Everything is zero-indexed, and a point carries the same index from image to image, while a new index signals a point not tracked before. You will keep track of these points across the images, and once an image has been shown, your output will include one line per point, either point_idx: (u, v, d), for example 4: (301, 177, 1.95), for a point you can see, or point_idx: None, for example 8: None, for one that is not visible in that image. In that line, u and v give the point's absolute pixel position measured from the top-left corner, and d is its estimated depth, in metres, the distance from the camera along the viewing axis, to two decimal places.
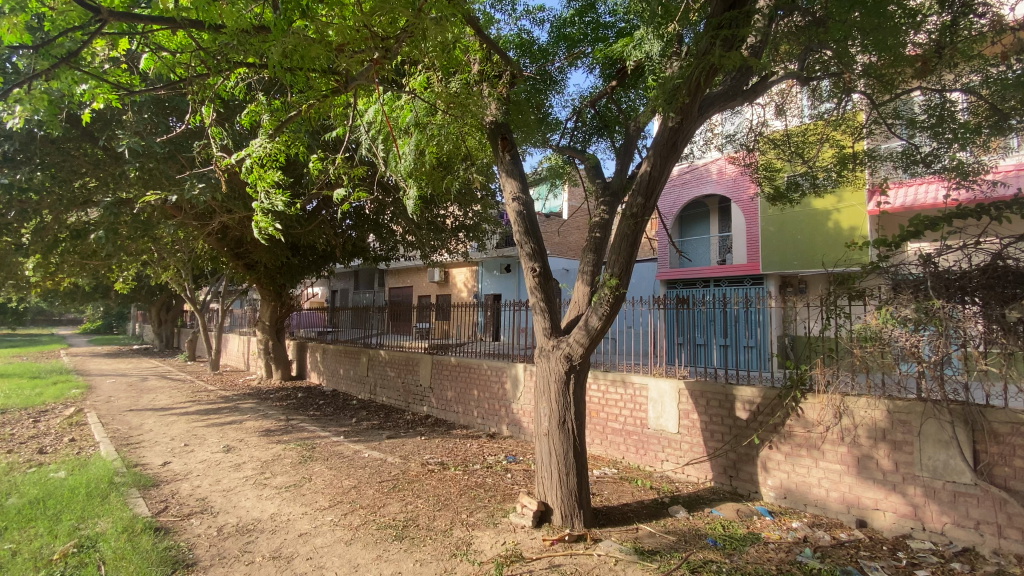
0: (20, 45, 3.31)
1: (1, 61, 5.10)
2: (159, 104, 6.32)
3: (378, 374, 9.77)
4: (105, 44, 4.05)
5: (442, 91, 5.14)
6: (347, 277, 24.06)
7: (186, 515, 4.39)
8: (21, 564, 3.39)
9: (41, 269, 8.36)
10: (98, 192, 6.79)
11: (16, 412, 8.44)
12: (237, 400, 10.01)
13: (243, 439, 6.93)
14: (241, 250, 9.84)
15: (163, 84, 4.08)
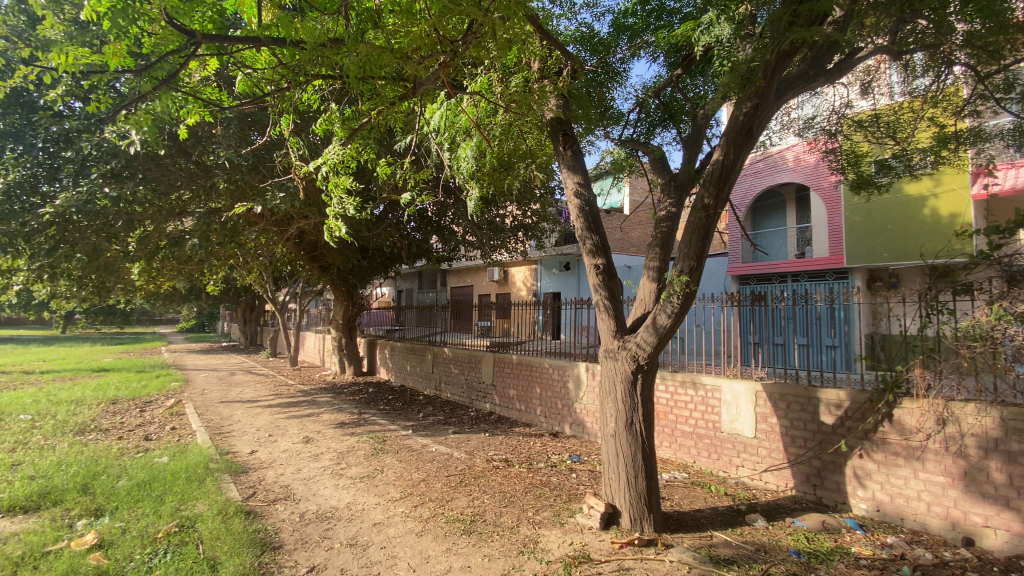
0: (129, 71, 3.66)
1: (112, 88, 5.70)
2: (244, 119, 6.82)
3: (443, 371, 10.01)
4: (198, 65, 4.40)
5: (503, 91, 5.16)
6: (411, 278, 24.94)
7: (271, 501, 4.70)
8: (134, 540, 3.77)
9: (146, 274, 9.30)
10: (193, 203, 7.44)
11: (127, 402, 9.45)
12: (314, 394, 10.64)
13: (321, 430, 7.35)
14: (316, 253, 10.44)
15: (248, 100, 4.38)
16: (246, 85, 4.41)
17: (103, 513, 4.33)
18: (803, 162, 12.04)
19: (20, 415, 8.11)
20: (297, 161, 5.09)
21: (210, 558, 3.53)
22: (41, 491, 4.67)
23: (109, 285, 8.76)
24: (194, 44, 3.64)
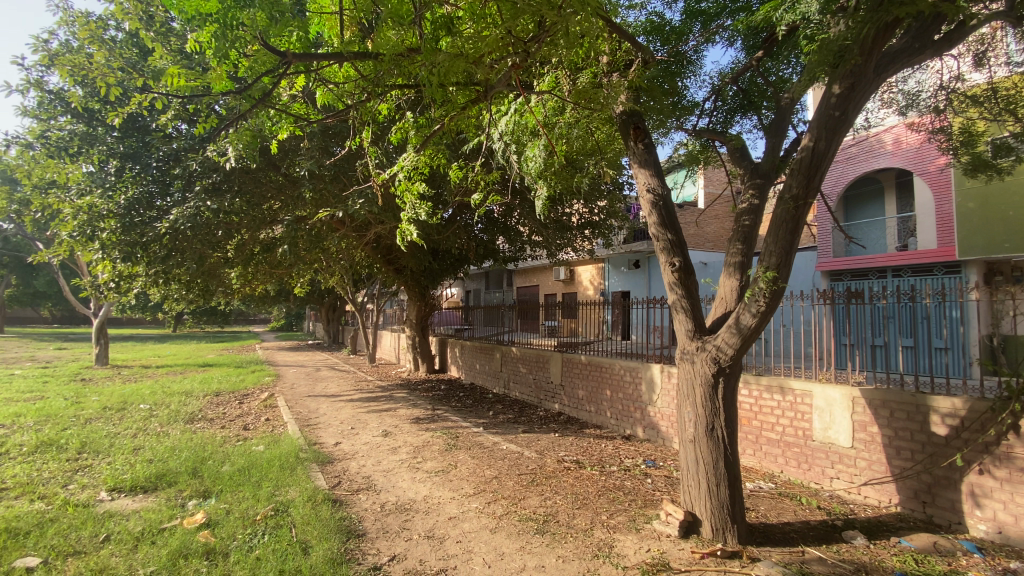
0: (231, 92, 4.00)
1: (214, 110, 6.28)
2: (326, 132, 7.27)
3: (511, 370, 10.09)
4: (287, 83, 4.73)
5: (572, 88, 5.12)
6: (479, 278, 25.45)
7: (355, 491, 4.97)
8: (236, 520, 4.12)
9: (243, 278, 10.19)
10: (282, 212, 8.04)
11: (228, 395, 10.40)
12: (391, 390, 11.14)
13: (398, 425, 7.67)
14: (391, 256, 10.92)
15: (331, 114, 4.65)
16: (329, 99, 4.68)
17: (210, 495, 4.78)
18: (904, 145, 10.95)
19: (143, 404, 9.18)
20: (375, 169, 5.34)
21: (302, 541, 3.78)
22: (160, 473, 5.25)
23: (212, 288, 9.69)
24: (285, 63, 3.91)
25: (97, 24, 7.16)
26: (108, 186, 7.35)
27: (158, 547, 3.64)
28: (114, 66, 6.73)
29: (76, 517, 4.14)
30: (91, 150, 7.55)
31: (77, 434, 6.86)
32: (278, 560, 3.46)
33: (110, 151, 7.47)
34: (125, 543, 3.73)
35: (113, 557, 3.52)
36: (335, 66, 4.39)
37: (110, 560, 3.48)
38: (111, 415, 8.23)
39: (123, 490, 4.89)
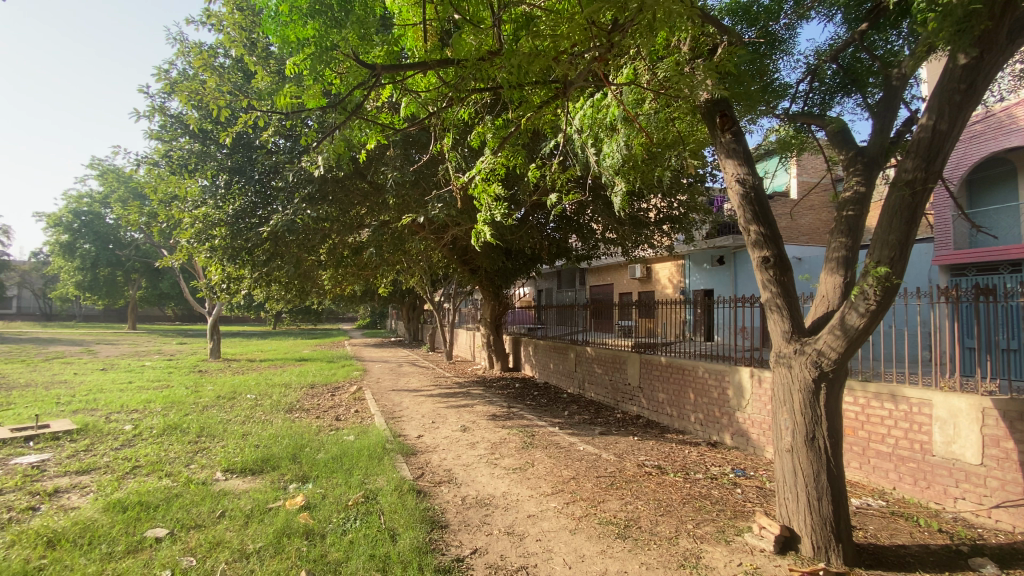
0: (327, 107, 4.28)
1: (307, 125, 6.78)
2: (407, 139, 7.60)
3: (587, 371, 9.96)
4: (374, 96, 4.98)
5: (651, 79, 4.95)
6: (552, 277, 25.41)
7: (437, 483, 5.15)
8: (331, 505, 4.42)
9: (333, 279, 10.93)
10: (368, 216, 8.52)
11: (321, 387, 11.21)
12: (468, 386, 11.44)
13: (476, 421, 7.86)
14: (466, 257, 11.19)
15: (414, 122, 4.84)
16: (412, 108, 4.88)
17: (307, 480, 5.17)
18: None
19: (250, 394, 10.14)
20: (454, 172, 5.49)
21: (390, 528, 3.97)
22: (265, 457, 5.76)
23: (307, 288, 10.48)
24: (374, 76, 4.12)
25: (208, 53, 7.99)
26: (220, 197, 8.18)
27: (264, 525, 4.00)
28: (223, 90, 7.46)
29: (196, 494, 4.64)
30: (205, 166, 8.43)
31: (197, 419, 7.71)
32: (368, 545, 3.66)
33: (221, 167, 8.30)
34: (237, 519, 4.13)
35: (228, 532, 3.91)
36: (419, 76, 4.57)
37: (225, 534, 3.86)
38: (224, 403, 9.17)
39: (235, 471, 5.42)
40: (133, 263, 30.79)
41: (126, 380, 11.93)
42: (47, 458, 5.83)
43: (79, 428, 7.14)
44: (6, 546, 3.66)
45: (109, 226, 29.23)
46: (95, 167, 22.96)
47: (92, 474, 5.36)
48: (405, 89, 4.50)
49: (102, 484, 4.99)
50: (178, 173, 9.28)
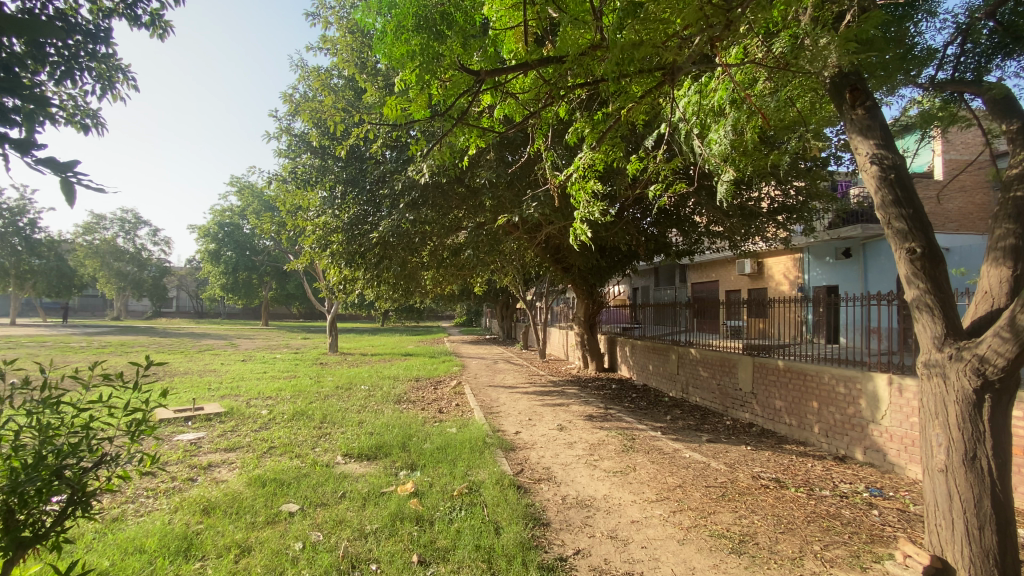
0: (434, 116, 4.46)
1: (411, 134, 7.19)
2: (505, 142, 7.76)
3: (690, 373, 9.48)
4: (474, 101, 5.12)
5: (763, 57, 4.57)
6: (648, 274, 24.47)
7: (538, 480, 5.19)
8: (438, 493, 4.64)
9: (435, 279, 11.49)
10: (465, 218, 8.84)
11: (424, 381, 11.86)
12: (564, 385, 11.42)
13: (572, 420, 7.81)
14: (560, 255, 11.17)
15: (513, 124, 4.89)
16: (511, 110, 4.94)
17: (416, 468, 5.48)
18: None
19: (362, 385, 11.02)
20: (552, 171, 5.48)
21: (493, 521, 4.07)
22: (378, 444, 6.21)
23: (411, 288, 11.14)
24: (477, 82, 4.22)
25: (325, 75, 8.78)
26: (337, 206, 8.93)
27: (380, 508, 4.30)
28: (338, 108, 8.16)
29: (321, 475, 5.13)
30: (324, 179, 9.29)
31: (320, 407, 8.53)
32: (474, 535, 3.79)
33: (337, 178, 9.08)
34: (356, 501, 4.49)
35: (349, 511, 4.27)
36: (520, 78, 4.60)
37: (346, 513, 4.22)
38: (341, 393, 10.06)
39: (353, 455, 5.91)
40: (265, 267, 34.87)
41: (262, 370, 13.55)
42: (203, 435, 6.80)
43: (227, 411, 8.25)
44: (174, 509, 4.32)
45: (246, 235, 33.41)
46: (234, 184, 26.35)
47: (237, 451, 6.16)
48: (505, 92, 4.58)
49: (245, 461, 5.70)
50: (302, 185, 10.33)
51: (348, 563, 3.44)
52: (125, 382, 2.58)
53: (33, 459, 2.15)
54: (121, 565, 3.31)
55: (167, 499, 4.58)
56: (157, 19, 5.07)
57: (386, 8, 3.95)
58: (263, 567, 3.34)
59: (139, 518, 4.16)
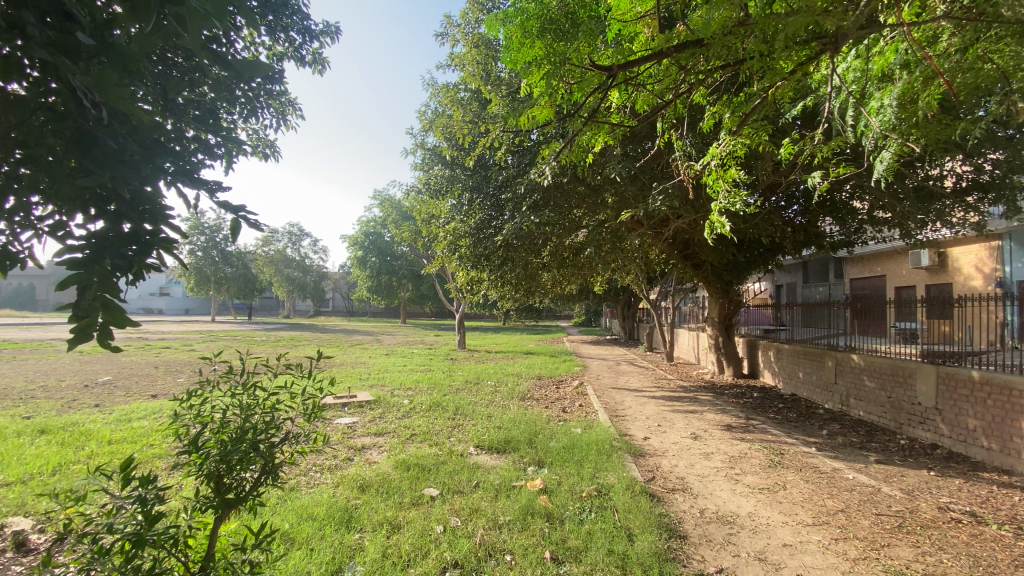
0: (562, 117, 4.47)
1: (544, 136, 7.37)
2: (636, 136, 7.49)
3: (850, 382, 8.27)
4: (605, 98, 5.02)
5: (951, 6, 3.80)
6: (794, 269, 21.96)
7: (671, 489, 4.93)
8: (567, 493, 4.64)
9: (557, 278, 11.57)
10: (586, 217, 8.78)
11: (548, 380, 12.02)
12: (695, 391, 10.73)
13: (708, 429, 7.30)
14: (689, 251, 10.53)
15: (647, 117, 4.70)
16: (644, 102, 4.76)
17: (543, 465, 5.57)
18: None
19: (489, 381, 11.52)
20: (686, 161, 5.18)
21: (626, 527, 3.97)
22: (507, 438, 6.43)
23: (534, 287, 11.35)
24: (608, 79, 4.12)
25: (454, 90, 9.31)
26: (466, 212, 9.41)
27: (511, 501, 4.44)
28: (466, 120, 8.61)
29: (456, 464, 5.45)
30: (453, 188, 9.87)
31: (452, 400, 9.10)
32: (606, 539, 3.72)
33: (465, 187, 9.47)
34: (489, 492, 4.69)
35: (482, 501, 4.46)
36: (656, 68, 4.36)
37: (481, 502, 4.43)
38: (471, 388, 10.61)
39: (484, 447, 6.20)
40: (402, 270, 38.23)
41: (402, 364, 14.88)
42: (357, 420, 7.66)
43: (375, 399, 9.20)
44: (337, 484, 4.93)
45: (387, 242, 36.99)
46: (377, 197, 29.31)
47: (385, 436, 6.82)
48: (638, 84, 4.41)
49: (392, 445, 6.30)
50: (434, 194, 11.11)
51: (484, 551, 3.61)
52: (302, 370, 3.01)
53: (237, 432, 2.60)
54: (297, 528, 3.88)
55: (330, 474, 5.24)
56: (318, 57, 5.85)
57: (512, 15, 4.02)
58: (410, 545, 3.65)
59: (310, 489, 4.81)
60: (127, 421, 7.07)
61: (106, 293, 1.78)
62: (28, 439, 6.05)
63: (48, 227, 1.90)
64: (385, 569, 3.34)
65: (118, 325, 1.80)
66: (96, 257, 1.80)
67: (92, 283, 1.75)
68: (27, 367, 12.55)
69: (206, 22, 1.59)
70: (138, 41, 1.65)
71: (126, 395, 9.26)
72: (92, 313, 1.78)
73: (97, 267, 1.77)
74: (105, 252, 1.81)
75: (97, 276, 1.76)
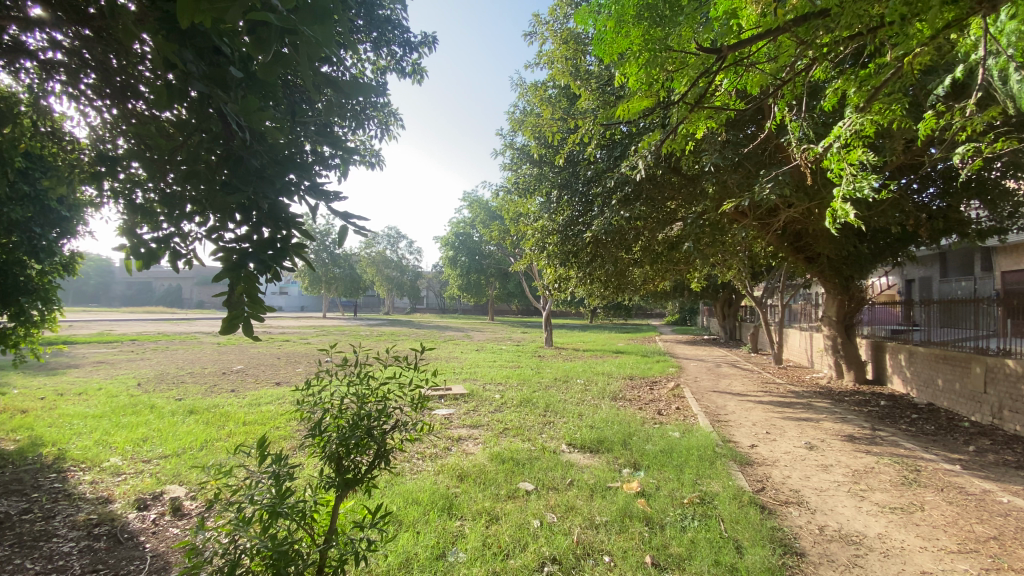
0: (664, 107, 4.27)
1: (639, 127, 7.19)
2: (738, 121, 7.03)
3: (1006, 392, 7.08)
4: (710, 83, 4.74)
5: None
6: (930, 262, 19.21)
7: (784, 502, 4.54)
8: (667, 498, 4.46)
9: (649, 274, 11.17)
10: (682, 209, 8.44)
11: (641, 380, 11.65)
12: (809, 397, 9.79)
13: (825, 439, 6.63)
14: (801, 244, 9.64)
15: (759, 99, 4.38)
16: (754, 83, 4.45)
17: (639, 467, 5.40)
18: None
19: (579, 379, 11.42)
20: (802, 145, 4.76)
21: (733, 538, 3.73)
22: (600, 438, 6.32)
23: (625, 285, 11.06)
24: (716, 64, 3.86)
25: (542, 88, 9.31)
26: (553, 209, 9.33)
27: (608, 502, 4.36)
28: (555, 117, 8.57)
29: (550, 460, 5.46)
30: (541, 186, 9.87)
31: (543, 397, 9.13)
32: (712, 550, 3.53)
33: (553, 184, 9.40)
34: (584, 490, 4.64)
35: (578, 500, 4.43)
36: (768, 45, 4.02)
37: (577, 501, 4.40)
38: (561, 385, 10.59)
39: (576, 446, 6.15)
40: (491, 269, 39.14)
41: (492, 360, 15.22)
42: (453, 412, 7.98)
43: (469, 393, 9.52)
44: (437, 472, 5.17)
45: (476, 242, 38.07)
46: (467, 198, 30.24)
47: (479, 429, 7.03)
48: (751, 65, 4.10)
49: (486, 438, 6.48)
50: (523, 193, 11.21)
51: (582, 550, 3.58)
52: (409, 362, 3.18)
53: (353, 419, 2.80)
54: (404, 512, 4.12)
55: (431, 462, 5.51)
56: (416, 68, 6.15)
57: (606, 6, 3.91)
58: (509, 536, 3.73)
59: (413, 476, 5.08)
60: (257, 406, 7.97)
61: (249, 290, 2.01)
62: (182, 418, 7.05)
63: (206, 233, 2.19)
64: (487, 558, 3.44)
65: (258, 316, 2.03)
66: (241, 260, 2.05)
67: (238, 281, 1.99)
68: (179, 356, 14.65)
69: (322, 47, 1.70)
70: (264, 70, 1.82)
71: (255, 383, 10.44)
72: (240, 306, 2.01)
73: (242, 268, 2.02)
74: (248, 257, 2.06)
75: (243, 276, 2.01)
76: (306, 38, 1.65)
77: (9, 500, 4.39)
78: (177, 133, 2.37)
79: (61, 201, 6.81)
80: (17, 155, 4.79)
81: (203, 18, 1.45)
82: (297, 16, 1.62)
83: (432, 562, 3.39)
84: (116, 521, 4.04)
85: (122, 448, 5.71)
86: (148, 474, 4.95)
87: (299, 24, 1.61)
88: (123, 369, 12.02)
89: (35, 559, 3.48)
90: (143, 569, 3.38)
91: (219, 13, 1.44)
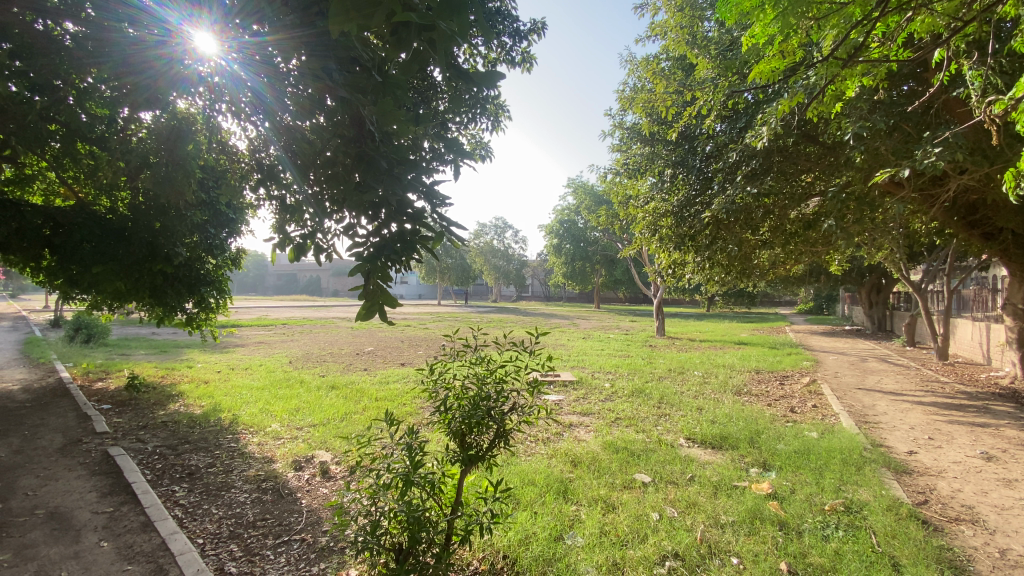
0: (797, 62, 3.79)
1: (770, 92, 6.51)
2: (893, 76, 6.03)
3: None
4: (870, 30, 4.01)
5: None
6: None
7: (955, 519, 3.87)
8: (804, 503, 4.06)
9: (778, 256, 10.17)
10: (819, 183, 7.56)
11: (768, 374, 10.69)
12: (986, 399, 8.24)
13: (1010, 450, 5.54)
14: (977, 217, 8.07)
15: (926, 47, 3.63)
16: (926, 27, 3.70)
17: (770, 468, 4.96)
18: None
19: (697, 371, 10.81)
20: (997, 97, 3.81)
21: (889, 555, 3.29)
22: (724, 434, 5.91)
23: (749, 270, 10.20)
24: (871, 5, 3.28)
25: (654, 61, 8.83)
26: (665, 190, 8.89)
27: (735, 501, 4.07)
28: (669, 91, 8.06)
29: (667, 453, 5.24)
30: (653, 166, 9.44)
31: (657, 388, 8.78)
32: (863, 563, 3.15)
33: (666, 162, 8.93)
34: (706, 487, 4.39)
35: (700, 496, 4.20)
36: None
37: (699, 497, 4.17)
38: (676, 376, 10.13)
39: (696, 441, 5.83)
40: (597, 256, 38.27)
41: (602, 348, 14.97)
42: (564, 398, 8.02)
43: (579, 380, 9.50)
44: (552, 455, 5.25)
45: (581, 229, 37.56)
46: (574, 185, 29.81)
47: (590, 417, 6.97)
48: (922, 5, 3.43)
49: (598, 426, 6.40)
50: (632, 176, 10.82)
51: (707, 548, 3.40)
52: (523, 347, 3.20)
53: (475, 399, 2.91)
54: (521, 491, 4.27)
55: (545, 446, 5.61)
56: (525, 56, 6.18)
57: None
58: (628, 526, 3.66)
59: (528, 458, 5.21)
60: (387, 383, 8.75)
61: (383, 279, 2.18)
62: (325, 393, 7.95)
63: (343, 227, 2.44)
64: (605, 545, 3.41)
65: (388, 305, 2.11)
66: (378, 252, 2.27)
67: (372, 273, 2.19)
68: (320, 339, 16.61)
69: (454, 41, 1.75)
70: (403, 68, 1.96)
71: (384, 363, 11.41)
72: (374, 296, 2.17)
73: (378, 260, 2.23)
74: (384, 250, 2.29)
75: (377, 269, 2.21)
76: (440, 33, 1.71)
77: (200, 454, 5.33)
78: (320, 138, 2.64)
79: (229, 205, 8.16)
80: (198, 167, 5.70)
81: (353, 24, 1.58)
82: (433, 14, 1.69)
83: (551, 542, 3.45)
84: (279, 478, 4.70)
85: (280, 416, 6.62)
86: (302, 440, 5.69)
87: (435, 20, 1.68)
88: (278, 349, 13.92)
89: (220, 505, 4.18)
90: (300, 521, 3.88)
91: (364, 19, 1.57)
